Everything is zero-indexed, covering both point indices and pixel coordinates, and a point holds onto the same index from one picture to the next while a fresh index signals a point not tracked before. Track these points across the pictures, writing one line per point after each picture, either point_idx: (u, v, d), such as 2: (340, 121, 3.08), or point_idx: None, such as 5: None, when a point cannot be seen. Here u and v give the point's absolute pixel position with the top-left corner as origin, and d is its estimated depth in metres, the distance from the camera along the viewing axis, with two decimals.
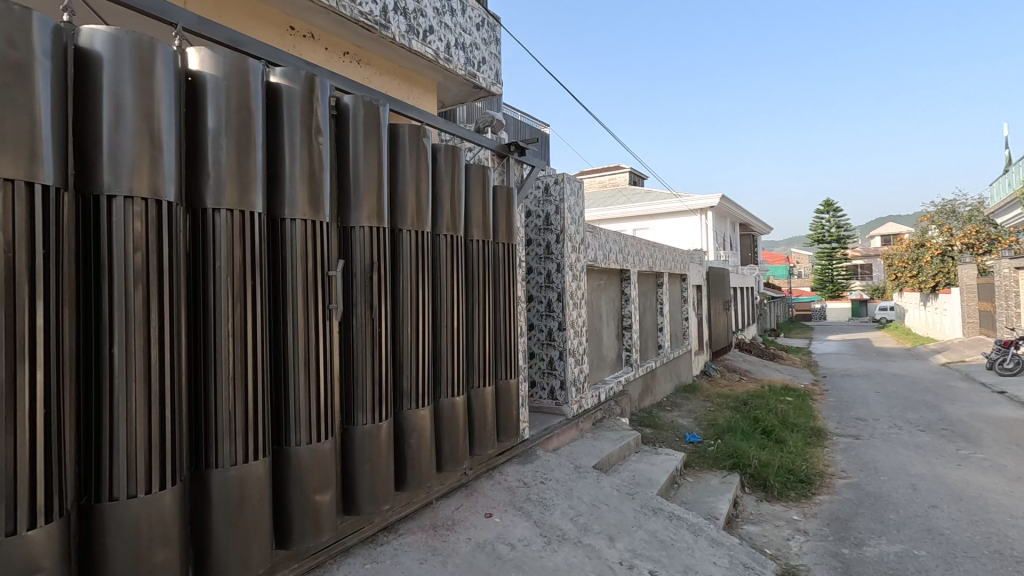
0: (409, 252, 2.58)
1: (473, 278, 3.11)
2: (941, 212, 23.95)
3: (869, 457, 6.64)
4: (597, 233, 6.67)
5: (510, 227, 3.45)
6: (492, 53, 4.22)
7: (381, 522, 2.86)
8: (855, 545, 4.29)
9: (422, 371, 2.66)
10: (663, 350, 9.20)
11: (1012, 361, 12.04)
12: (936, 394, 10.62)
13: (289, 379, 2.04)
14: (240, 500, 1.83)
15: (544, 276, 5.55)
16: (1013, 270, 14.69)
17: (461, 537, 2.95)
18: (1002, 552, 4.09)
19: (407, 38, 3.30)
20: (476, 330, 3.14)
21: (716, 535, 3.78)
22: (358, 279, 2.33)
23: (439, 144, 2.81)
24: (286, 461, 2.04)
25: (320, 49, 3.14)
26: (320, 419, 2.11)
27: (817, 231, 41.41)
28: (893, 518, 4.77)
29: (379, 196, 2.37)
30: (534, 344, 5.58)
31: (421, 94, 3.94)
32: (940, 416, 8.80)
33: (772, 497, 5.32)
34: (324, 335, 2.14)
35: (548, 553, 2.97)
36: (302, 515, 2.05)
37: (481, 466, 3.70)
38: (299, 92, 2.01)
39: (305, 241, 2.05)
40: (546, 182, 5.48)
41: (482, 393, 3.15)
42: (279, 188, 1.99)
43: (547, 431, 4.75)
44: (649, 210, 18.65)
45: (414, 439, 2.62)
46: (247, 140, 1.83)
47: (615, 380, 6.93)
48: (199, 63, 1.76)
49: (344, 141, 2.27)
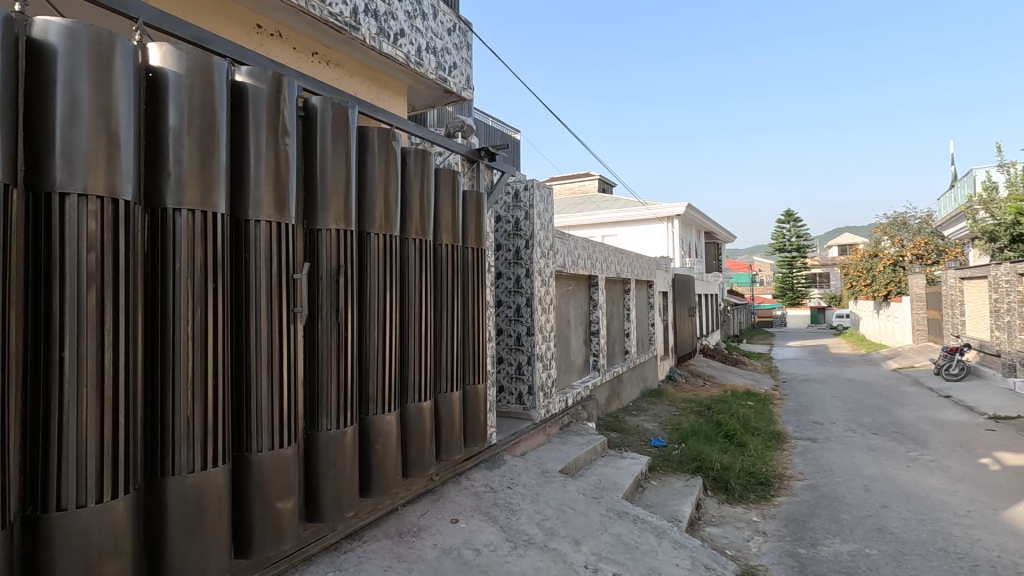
0: (377, 256, 2.55)
1: (442, 283, 3.11)
2: (892, 225, 25.33)
3: (825, 459, 6.87)
4: (566, 239, 6.73)
5: (480, 232, 3.45)
6: (463, 58, 4.22)
7: (345, 530, 2.82)
8: (811, 545, 4.43)
9: (389, 377, 2.64)
10: (629, 355, 9.32)
11: (957, 367, 12.67)
12: (888, 399, 11.10)
13: (251, 384, 1.99)
14: (198, 509, 1.78)
15: (513, 282, 5.56)
16: (957, 280, 15.37)
17: (427, 544, 2.93)
18: (947, 549, 4.29)
19: (378, 40, 3.28)
20: (444, 334, 3.12)
21: (679, 537, 3.85)
22: (324, 282, 2.29)
23: (409, 148, 2.80)
24: (246, 469, 1.99)
25: (288, 48, 3.10)
26: (282, 426, 2.07)
27: (778, 241, 42.78)
28: (847, 518, 4.94)
29: (347, 198, 2.35)
30: (503, 349, 5.60)
31: (391, 98, 3.92)
32: (892, 419, 9.20)
33: (733, 499, 5.45)
34: (288, 341, 2.10)
35: (514, 558, 2.97)
36: (262, 523, 2.01)
37: (447, 471, 3.68)
38: (265, 92, 1.98)
39: (270, 243, 2.01)
40: (516, 188, 5.51)
41: (450, 398, 3.14)
42: (243, 189, 1.95)
43: (514, 436, 4.75)
44: (617, 218, 18.90)
45: (380, 445, 2.59)
46: (210, 139, 1.79)
47: (582, 385, 6.99)
48: (160, 59, 1.72)
49: (312, 142, 2.24)
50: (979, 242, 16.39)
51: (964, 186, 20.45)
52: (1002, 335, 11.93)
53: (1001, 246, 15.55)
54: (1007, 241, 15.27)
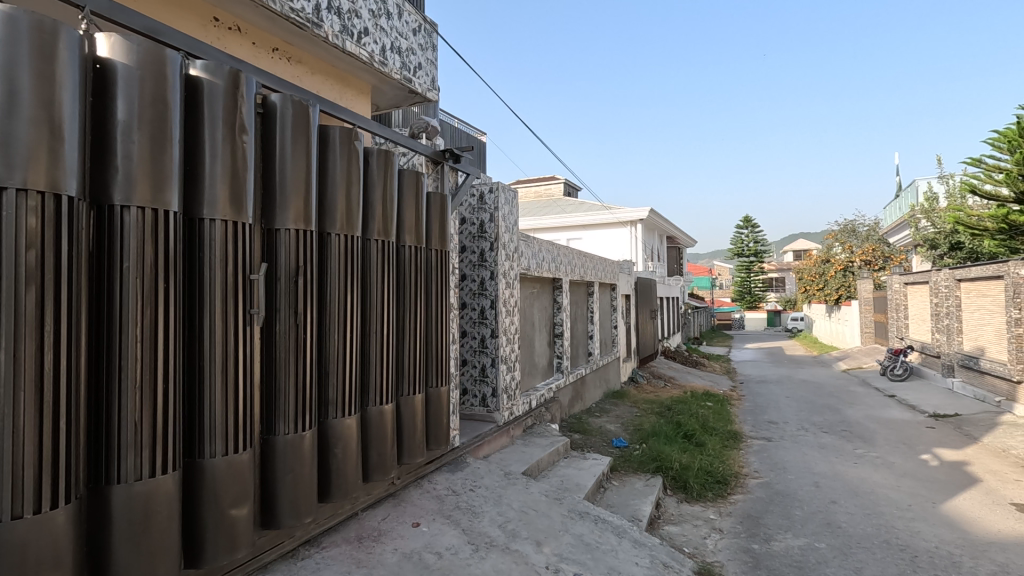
0: (338, 256, 2.51)
1: (406, 284, 3.08)
2: (843, 232, 26.49)
3: (779, 458, 7.11)
4: (531, 242, 6.76)
5: (443, 233, 3.44)
6: (428, 59, 4.20)
7: (302, 536, 2.76)
8: (765, 540, 4.57)
9: (350, 379, 2.60)
10: (592, 357, 9.43)
11: (901, 368, 13.33)
12: (838, 399, 11.57)
13: (205, 388, 1.93)
14: (146, 517, 1.71)
15: (477, 283, 5.56)
16: (901, 285, 16.16)
17: (388, 548, 2.89)
18: (890, 542, 4.50)
19: (341, 38, 3.23)
20: (407, 336, 3.09)
21: (638, 536, 3.91)
22: (282, 283, 2.24)
23: (372, 148, 2.77)
24: (198, 476, 1.93)
25: (247, 43, 3.02)
26: (237, 431, 2.02)
27: (737, 246, 44.03)
28: (798, 514, 5.13)
29: (307, 198, 2.30)
30: (467, 351, 5.59)
31: (354, 96, 3.88)
32: (841, 418, 9.59)
33: (691, 498, 5.57)
34: (244, 343, 2.04)
35: (476, 561, 2.97)
36: (214, 532, 1.95)
37: (409, 474, 3.64)
38: (222, 88, 1.93)
39: (226, 242, 1.96)
40: (481, 190, 5.51)
41: (412, 401, 3.11)
42: (197, 187, 1.89)
43: (477, 438, 4.73)
44: (581, 221, 19.12)
45: (339, 448, 2.55)
46: (162, 135, 1.74)
47: (546, 387, 7.03)
48: (108, 50, 1.65)
49: (271, 139, 2.20)
50: (921, 249, 17.30)
51: (907, 196, 21.54)
52: (941, 337, 12.60)
53: (941, 253, 16.45)
54: (947, 248, 16.20)
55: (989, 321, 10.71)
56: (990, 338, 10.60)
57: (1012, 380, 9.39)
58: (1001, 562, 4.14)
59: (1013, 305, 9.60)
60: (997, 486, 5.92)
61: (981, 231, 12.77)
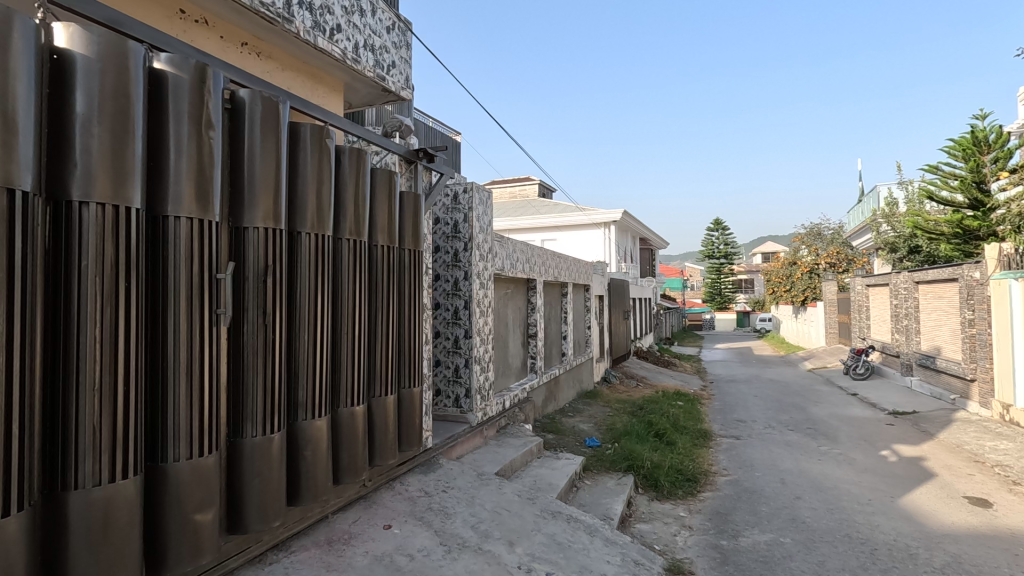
0: (308, 256, 2.47)
1: (378, 284, 3.05)
2: (809, 234, 27.20)
3: (747, 455, 7.27)
4: (505, 242, 6.76)
5: (416, 233, 3.41)
6: (402, 57, 4.17)
7: (270, 541, 2.71)
8: (732, 536, 4.67)
9: (320, 380, 2.56)
10: (566, 357, 9.49)
11: (863, 367, 13.77)
12: (804, 397, 11.88)
13: (169, 391, 1.88)
14: (105, 524, 1.66)
15: (451, 283, 5.54)
16: (864, 287, 16.67)
17: (359, 551, 2.86)
18: (851, 535, 4.64)
19: (313, 34, 3.19)
20: (379, 337, 3.06)
21: (610, 534, 3.95)
22: (250, 282, 2.20)
23: (344, 146, 2.73)
24: (161, 480, 1.87)
25: (214, 37, 2.95)
26: (202, 434, 1.97)
27: (708, 248, 44.80)
28: (765, 510, 5.25)
29: (277, 195, 2.26)
30: (440, 352, 5.56)
31: (327, 94, 3.83)
32: (806, 416, 9.86)
33: (662, 496, 5.65)
34: (209, 344, 1.99)
35: (448, 562, 2.95)
36: (178, 538, 1.90)
37: (380, 477, 3.59)
38: (188, 82, 1.88)
39: (191, 241, 1.91)
40: (455, 190, 5.49)
41: (384, 402, 3.08)
42: (161, 184, 1.84)
43: (450, 439, 4.71)
44: (555, 222, 19.23)
45: (309, 450, 2.51)
46: (124, 129, 1.68)
47: (520, 388, 7.04)
48: (66, 41, 1.59)
49: (239, 135, 2.15)
50: (882, 252, 17.87)
51: (868, 201, 22.28)
52: (901, 337, 13.06)
53: (901, 256, 16.98)
54: (906, 251, 16.72)
55: (944, 322, 11.14)
56: (945, 337, 11.03)
57: (966, 378, 9.80)
58: (954, 553, 4.32)
59: (966, 306, 9.97)
60: (951, 480, 6.17)
61: (938, 235, 13.24)
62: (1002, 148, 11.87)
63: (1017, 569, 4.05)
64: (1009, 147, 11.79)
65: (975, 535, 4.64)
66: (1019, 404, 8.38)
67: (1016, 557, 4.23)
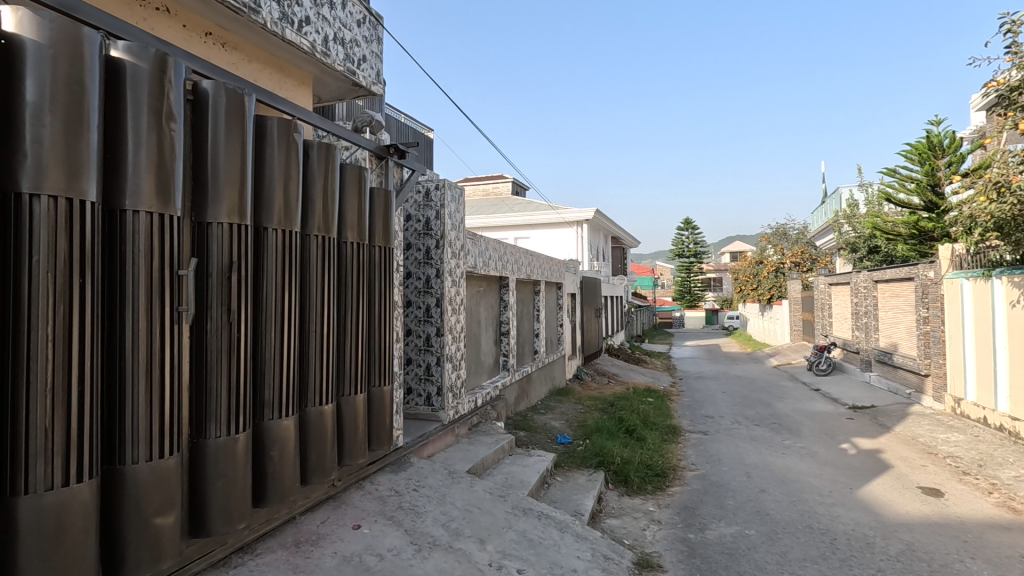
0: (274, 253, 2.42)
1: (347, 282, 3.00)
2: (775, 234, 27.90)
3: (714, 450, 7.42)
4: (477, 240, 6.73)
5: (387, 230, 3.37)
6: (372, 52, 4.11)
7: (235, 543, 2.65)
8: (699, 530, 4.76)
9: (288, 380, 2.51)
10: (538, 355, 9.52)
11: (825, 364, 14.21)
12: (768, 393, 12.20)
13: (127, 392, 1.82)
14: (58, 531, 1.59)
15: (422, 281, 5.50)
16: (826, 286, 17.19)
17: (327, 552, 2.82)
18: (812, 526, 4.79)
19: (280, 26, 3.11)
20: (348, 334, 3.02)
21: (581, 530, 3.99)
22: (213, 279, 2.14)
23: (312, 141, 2.68)
24: (119, 484, 1.81)
25: (177, 26, 2.86)
26: (163, 434, 1.91)
27: (678, 247, 45.44)
28: (731, 503, 5.38)
29: (242, 191, 2.21)
30: (411, 350, 5.52)
31: (295, 87, 3.75)
32: (771, 411, 10.14)
33: (632, 491, 5.73)
34: (171, 343, 1.94)
35: (418, 561, 2.94)
36: (137, 542, 1.84)
37: (350, 476, 3.54)
38: (147, 72, 1.82)
39: (151, 236, 1.85)
40: (427, 187, 5.45)
41: (353, 401, 3.04)
42: (118, 176, 1.77)
43: (421, 438, 4.68)
44: (528, 220, 19.26)
45: (276, 451, 2.46)
46: (78, 119, 1.62)
47: (492, 385, 7.04)
48: (15, 25, 1.52)
49: (202, 129, 2.09)
50: (843, 252, 18.46)
51: (831, 203, 22.97)
52: (860, 334, 13.53)
53: (861, 256, 17.58)
54: (866, 251, 17.29)
55: (901, 320, 11.57)
56: (902, 334, 11.45)
57: (921, 374, 10.20)
58: (908, 541, 4.50)
59: (922, 305, 10.36)
60: (906, 471, 6.42)
61: (895, 236, 13.72)
62: (955, 152, 12.38)
63: (965, 554, 4.24)
64: (962, 152, 12.30)
65: (928, 524, 4.85)
66: (969, 397, 8.77)
67: (964, 544, 4.43)
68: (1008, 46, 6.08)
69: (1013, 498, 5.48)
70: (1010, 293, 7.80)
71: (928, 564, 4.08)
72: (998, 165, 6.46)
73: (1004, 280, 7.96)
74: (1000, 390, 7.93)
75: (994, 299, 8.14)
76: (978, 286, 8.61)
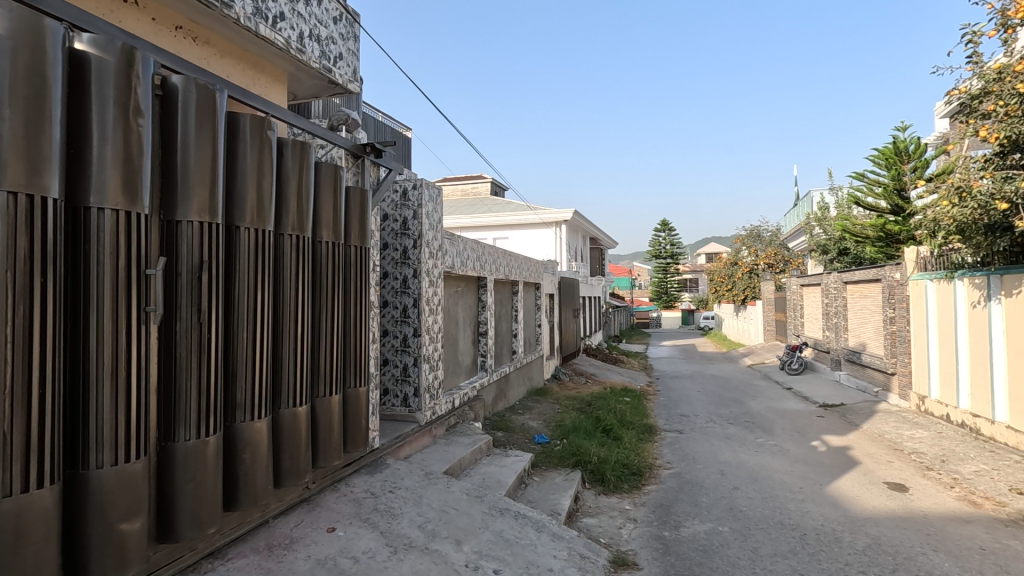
0: (247, 251, 2.38)
1: (322, 283, 2.97)
2: (749, 236, 28.39)
3: (689, 449, 7.52)
4: (455, 240, 6.71)
5: (363, 229, 3.34)
6: (349, 49, 4.08)
7: (204, 548, 2.60)
8: (674, 527, 4.83)
9: (260, 381, 2.47)
10: (516, 355, 9.53)
11: (796, 363, 14.53)
12: (742, 392, 12.43)
13: (91, 395, 1.76)
14: (16, 539, 1.54)
15: (399, 281, 5.46)
16: (798, 287, 17.57)
17: (300, 555, 2.78)
18: (783, 522, 4.90)
19: (254, 21, 3.06)
20: (322, 335, 2.98)
21: (557, 529, 4.01)
22: (183, 279, 2.09)
23: (286, 139, 2.64)
24: (82, 489, 1.76)
25: (145, 19, 2.79)
26: (130, 438, 1.86)
27: (655, 248, 45.97)
28: (704, 501, 5.46)
29: (213, 189, 2.16)
30: (388, 351, 5.47)
31: (269, 83, 3.69)
32: (744, 410, 10.33)
33: (608, 490, 5.78)
34: (138, 343, 1.89)
35: (394, 563, 2.92)
36: (102, 550, 1.79)
37: (324, 479, 3.51)
38: (113, 66, 1.77)
39: (118, 235, 1.80)
40: (404, 186, 5.41)
41: (328, 402, 3.01)
42: (83, 172, 1.73)
43: (398, 439, 4.66)
44: (506, 221, 19.29)
45: (248, 454, 2.42)
46: (40, 113, 1.58)
47: (469, 386, 7.02)
48: None
49: (171, 125, 2.04)
50: (815, 254, 18.89)
51: (802, 206, 23.49)
52: (831, 334, 13.86)
53: (832, 258, 18.02)
54: (836, 253, 17.73)
55: (868, 320, 11.89)
56: (869, 334, 11.77)
57: (888, 372, 10.49)
58: (874, 535, 4.63)
59: (889, 305, 10.66)
60: (873, 467, 6.61)
61: (864, 238, 14.10)
62: (920, 157, 12.76)
63: (928, 547, 4.38)
64: (926, 158, 12.70)
65: (893, 518, 4.99)
66: (933, 395, 9.05)
67: (928, 537, 4.58)
68: (969, 56, 6.30)
69: (973, 492, 5.68)
70: (971, 294, 8.07)
71: (893, 557, 4.20)
72: (961, 170, 6.67)
73: (965, 281, 8.23)
74: (962, 388, 8.20)
75: (957, 300, 8.41)
76: (942, 288, 8.89)
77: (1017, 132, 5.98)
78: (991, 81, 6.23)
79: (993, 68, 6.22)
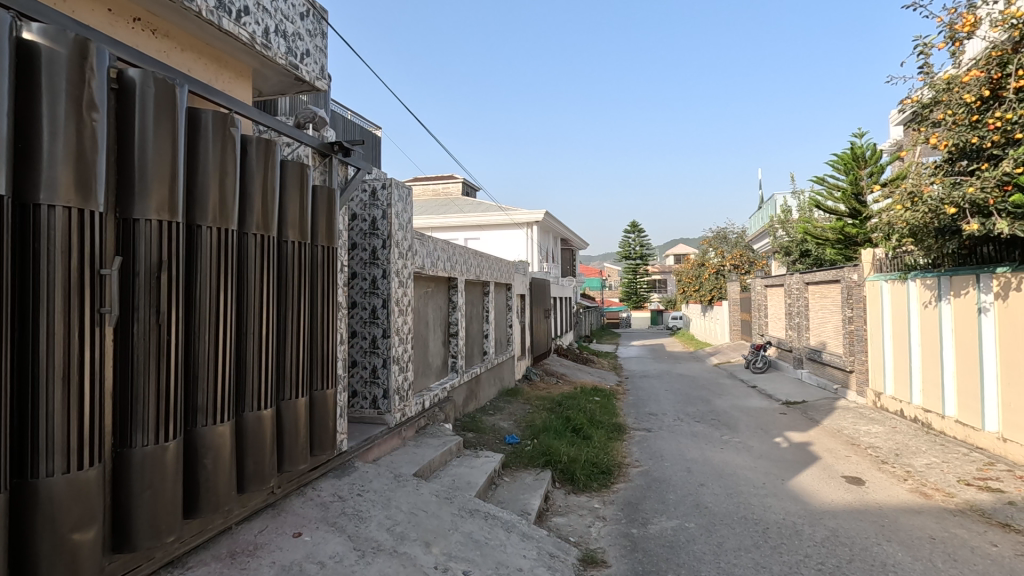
0: (209, 251, 2.31)
1: (288, 283, 2.91)
2: (716, 238, 28.99)
3: (657, 447, 7.63)
4: (426, 240, 6.67)
5: (331, 230, 3.29)
6: (316, 46, 4.01)
7: (162, 558, 2.53)
8: (642, 524, 4.90)
9: (222, 384, 2.41)
10: (487, 355, 9.53)
11: (761, 360, 14.91)
12: (708, 390, 12.69)
13: (41, 401, 1.69)
14: None
15: (368, 282, 5.39)
16: (763, 288, 18.04)
17: (264, 562, 2.72)
18: (747, 517, 5.02)
19: (216, 15, 2.98)
20: (288, 335, 2.92)
21: (527, 530, 4.03)
22: (141, 279, 2.02)
23: (251, 137, 2.58)
24: (31, 497, 1.68)
25: (101, 10, 2.70)
26: (83, 443, 1.79)
27: (626, 248, 46.56)
28: (671, 498, 5.56)
29: (173, 186, 2.10)
30: (356, 352, 5.39)
31: (233, 79, 3.60)
32: (710, 408, 10.56)
33: (578, 489, 5.83)
34: (94, 346, 1.82)
35: (361, 567, 2.88)
36: (51, 559, 1.72)
37: (290, 483, 3.44)
38: (64, 57, 1.70)
39: (70, 233, 1.73)
40: (373, 186, 5.34)
41: (294, 405, 2.95)
42: (32, 168, 1.66)
43: (366, 441, 4.60)
44: (478, 222, 19.30)
45: (210, 459, 2.35)
46: None
47: (440, 387, 6.99)
48: None
49: (128, 120, 1.98)
50: (778, 255, 19.44)
51: (766, 209, 24.16)
52: (794, 333, 14.28)
53: (794, 259, 18.57)
54: (798, 255, 18.27)
55: (828, 319, 12.29)
56: (829, 333, 12.17)
57: (846, 370, 10.86)
58: (833, 527, 4.79)
59: (847, 306, 11.04)
60: (832, 462, 6.83)
61: (823, 240, 14.57)
62: (875, 163, 13.30)
63: (882, 538, 4.55)
64: (881, 163, 13.23)
65: (850, 510, 5.17)
66: (888, 392, 9.40)
67: (882, 528, 4.76)
68: (920, 67, 6.58)
69: (925, 484, 5.93)
70: (923, 295, 8.42)
71: (849, 549, 4.35)
72: (913, 175, 6.95)
73: (917, 282, 8.59)
74: (914, 385, 8.56)
75: (910, 300, 8.77)
76: (896, 288, 9.25)
77: (964, 140, 6.24)
78: (940, 91, 6.50)
79: (943, 79, 6.50)
